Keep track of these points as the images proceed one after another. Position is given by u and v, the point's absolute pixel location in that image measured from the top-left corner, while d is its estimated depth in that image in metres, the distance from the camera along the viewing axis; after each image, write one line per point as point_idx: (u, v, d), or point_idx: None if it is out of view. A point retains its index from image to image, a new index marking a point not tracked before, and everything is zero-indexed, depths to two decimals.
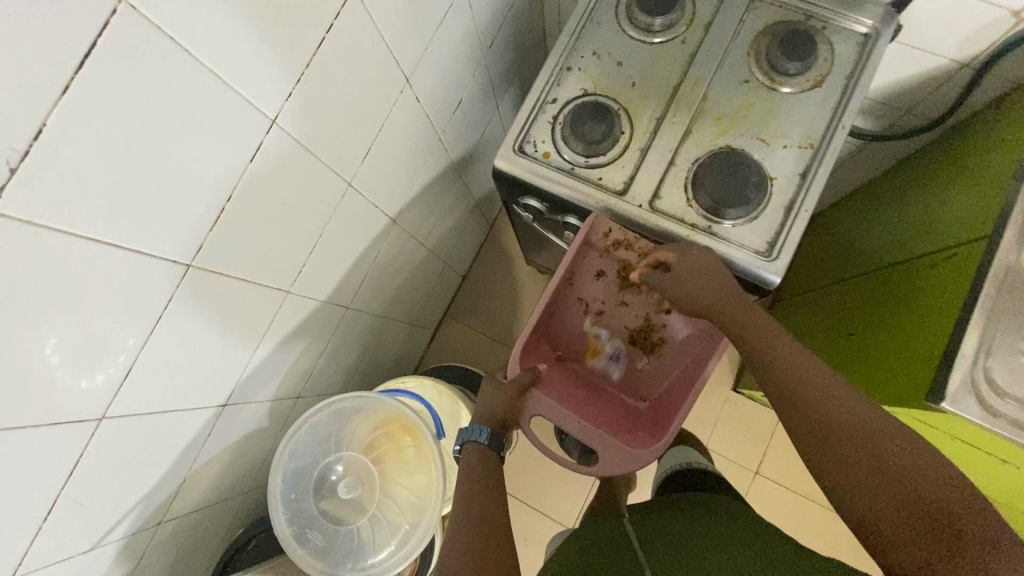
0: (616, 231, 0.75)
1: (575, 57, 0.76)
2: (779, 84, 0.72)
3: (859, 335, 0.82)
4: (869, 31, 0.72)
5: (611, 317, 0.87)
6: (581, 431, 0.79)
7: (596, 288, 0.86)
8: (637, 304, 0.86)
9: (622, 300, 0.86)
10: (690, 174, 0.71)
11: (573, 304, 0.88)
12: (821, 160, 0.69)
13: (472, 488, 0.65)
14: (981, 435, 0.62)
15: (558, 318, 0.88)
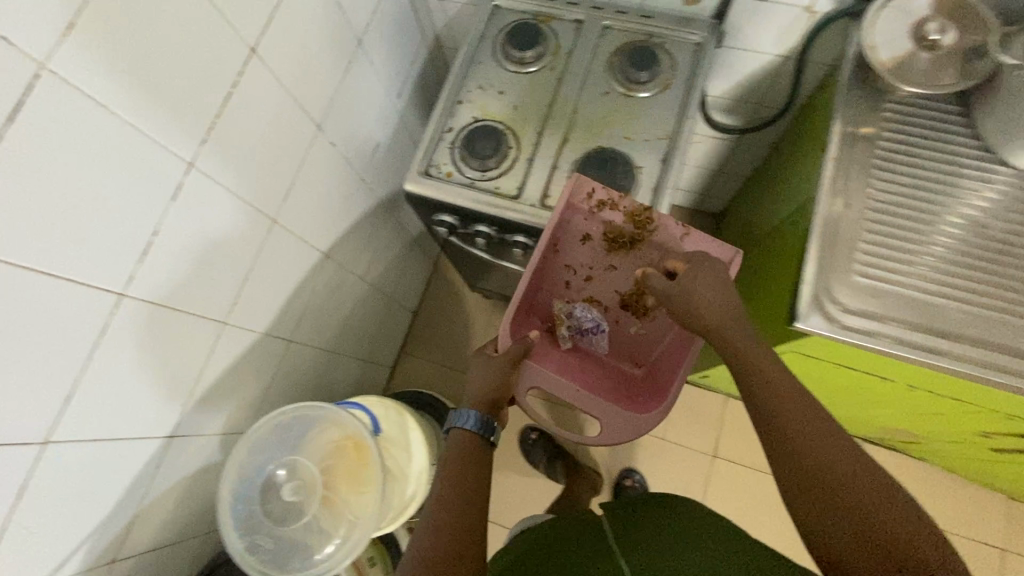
0: (598, 190, 0.77)
1: (464, 92, 0.89)
2: (635, 91, 0.85)
3: (753, 296, 0.92)
4: (700, 40, 0.86)
5: (599, 283, 0.90)
6: (581, 399, 0.79)
7: (584, 254, 0.88)
8: (628, 266, 0.88)
9: (610, 265, 0.89)
10: (572, 173, 0.82)
11: (561, 271, 0.90)
12: (676, 146, 0.81)
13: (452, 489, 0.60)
14: (844, 349, 0.71)
15: (547, 287, 0.91)
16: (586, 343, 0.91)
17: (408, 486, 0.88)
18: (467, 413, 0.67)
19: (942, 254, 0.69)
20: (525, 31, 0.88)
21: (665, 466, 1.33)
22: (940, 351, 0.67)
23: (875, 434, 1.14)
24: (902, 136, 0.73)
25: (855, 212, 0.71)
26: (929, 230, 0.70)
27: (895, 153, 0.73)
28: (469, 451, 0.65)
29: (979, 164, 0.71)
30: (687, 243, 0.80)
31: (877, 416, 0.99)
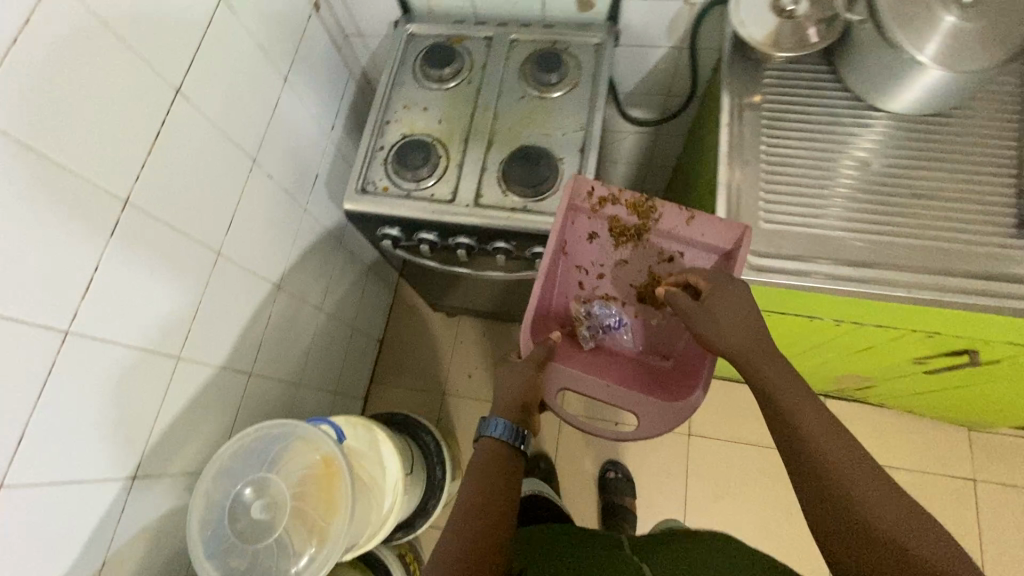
0: (597, 186, 0.78)
1: (390, 113, 0.95)
2: (548, 92, 0.92)
3: None
4: (599, 41, 0.95)
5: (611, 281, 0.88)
6: (611, 395, 0.78)
7: (592, 253, 0.86)
8: (640, 258, 0.85)
9: (620, 259, 0.86)
10: (499, 171, 0.88)
11: (572, 274, 0.88)
12: (591, 136, 0.88)
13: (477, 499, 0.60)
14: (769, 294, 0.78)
15: (558, 291, 0.88)
16: (612, 341, 0.88)
17: (384, 497, 0.89)
18: (497, 422, 0.67)
19: (838, 194, 0.77)
20: (440, 53, 0.95)
21: (644, 452, 1.36)
22: (846, 278, 0.74)
23: (830, 386, 1.20)
24: (784, 99, 0.82)
25: (754, 169, 0.79)
26: (824, 175, 0.78)
27: (782, 113, 0.81)
28: (503, 462, 0.64)
29: (853, 111, 0.80)
30: (693, 227, 0.76)
31: (824, 364, 1.05)
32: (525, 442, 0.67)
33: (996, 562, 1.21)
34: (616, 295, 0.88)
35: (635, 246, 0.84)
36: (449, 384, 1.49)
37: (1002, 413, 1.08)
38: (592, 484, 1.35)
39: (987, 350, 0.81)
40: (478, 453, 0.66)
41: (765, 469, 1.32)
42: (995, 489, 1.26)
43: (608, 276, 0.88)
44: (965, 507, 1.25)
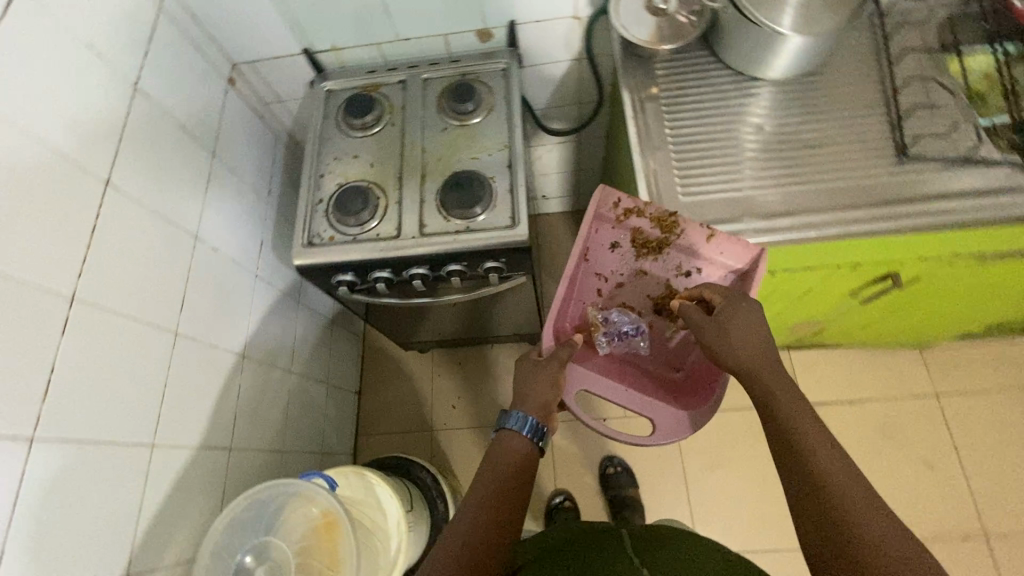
0: (622, 199, 0.84)
1: (323, 167, 0.98)
2: (468, 119, 0.97)
3: None
4: (505, 65, 1.02)
5: (629, 288, 0.95)
6: (625, 397, 0.88)
7: (613, 263, 0.93)
8: (657, 271, 0.92)
9: (639, 270, 0.93)
10: (437, 200, 0.91)
11: (592, 280, 0.95)
12: (515, 150, 0.93)
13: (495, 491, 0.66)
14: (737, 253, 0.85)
15: (579, 294, 0.95)
16: (625, 346, 0.95)
17: (389, 538, 0.88)
18: (521, 417, 0.73)
19: (744, 159, 0.85)
20: (359, 102, 0.99)
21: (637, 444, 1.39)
22: (768, 231, 0.81)
23: (788, 338, 1.27)
24: (678, 85, 0.90)
25: (666, 153, 0.86)
26: (729, 145, 0.86)
27: (680, 98, 0.89)
28: (525, 457, 0.71)
29: (739, 84, 0.89)
30: (711, 246, 0.83)
31: (777, 318, 1.11)
32: (544, 440, 0.74)
33: (973, 465, 1.29)
34: (632, 304, 0.96)
35: (654, 257, 0.91)
36: (436, 420, 1.49)
37: (941, 327, 1.17)
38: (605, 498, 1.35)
39: (907, 270, 0.88)
40: (501, 447, 0.71)
41: (752, 431, 1.37)
42: (957, 399, 1.35)
43: (626, 284, 0.95)
44: (934, 422, 1.33)
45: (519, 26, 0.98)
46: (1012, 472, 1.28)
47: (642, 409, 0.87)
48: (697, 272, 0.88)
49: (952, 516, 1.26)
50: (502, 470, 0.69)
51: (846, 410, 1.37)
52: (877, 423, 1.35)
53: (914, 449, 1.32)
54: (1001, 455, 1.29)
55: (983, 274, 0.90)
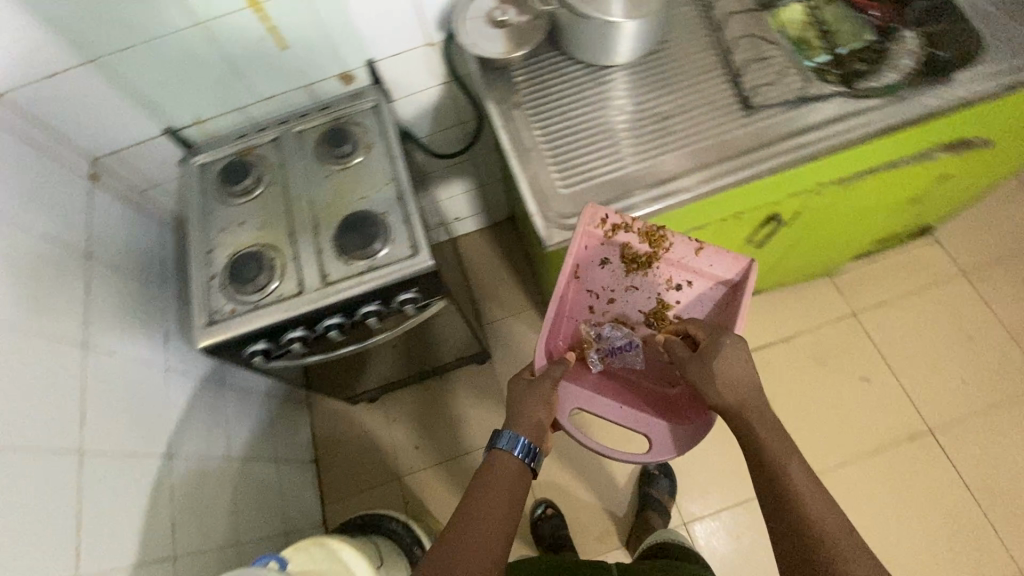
0: (610, 215, 0.83)
1: (211, 241, 0.95)
2: (348, 161, 0.97)
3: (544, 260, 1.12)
4: (374, 102, 1.03)
5: (620, 301, 0.94)
6: (622, 415, 0.85)
7: (603, 278, 0.93)
8: (649, 285, 0.92)
9: (631, 285, 0.93)
10: (335, 246, 0.90)
11: (583, 297, 0.94)
12: (401, 181, 0.94)
13: (493, 521, 0.69)
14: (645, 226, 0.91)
15: (570, 310, 0.95)
16: (620, 362, 0.93)
17: None
18: (515, 441, 0.75)
19: (619, 139, 0.89)
20: (234, 168, 0.97)
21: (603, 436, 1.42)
22: (656, 198, 0.86)
23: None
24: (537, 87, 0.94)
25: (543, 150, 0.90)
26: (602, 131, 0.90)
27: (543, 98, 0.93)
28: (513, 475, 0.74)
29: (593, 75, 0.94)
30: (700, 257, 0.87)
31: None
32: (536, 459, 0.77)
33: (904, 369, 1.39)
34: (626, 320, 0.94)
35: (644, 273, 0.91)
36: (404, 466, 1.45)
37: (838, 251, 1.26)
38: (632, 509, 1.36)
39: (783, 210, 0.96)
40: (494, 466, 0.75)
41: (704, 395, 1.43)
42: (875, 313, 1.45)
43: (619, 300, 0.94)
44: (862, 339, 1.43)
45: (378, 63, 1.00)
46: (936, 366, 1.39)
47: (640, 428, 0.85)
48: (688, 284, 0.90)
49: (898, 422, 1.34)
50: (488, 490, 0.72)
51: (783, 349, 1.44)
52: (813, 353, 1.43)
53: (850, 368, 1.40)
54: (923, 354, 1.40)
55: (851, 197, 0.98)
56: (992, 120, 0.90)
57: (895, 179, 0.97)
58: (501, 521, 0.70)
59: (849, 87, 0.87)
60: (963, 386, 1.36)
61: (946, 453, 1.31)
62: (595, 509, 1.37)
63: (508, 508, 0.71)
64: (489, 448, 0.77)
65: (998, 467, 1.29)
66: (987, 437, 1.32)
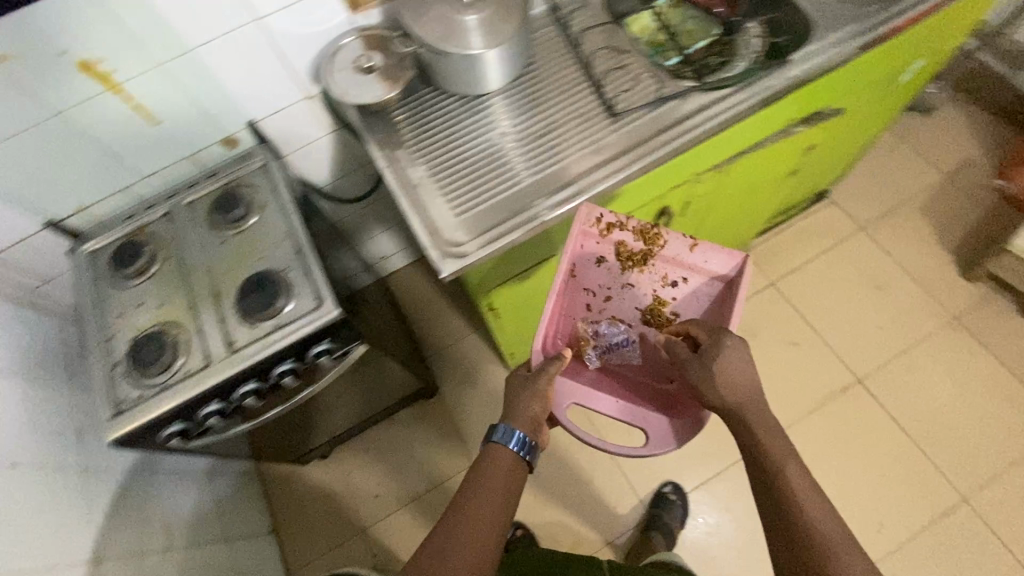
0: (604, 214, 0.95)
1: (110, 329, 0.92)
2: (242, 225, 0.97)
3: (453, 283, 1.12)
4: (261, 162, 1.03)
5: (617, 299, 1.03)
6: (620, 409, 0.95)
7: (601, 276, 1.03)
8: (645, 283, 1.03)
9: (627, 283, 1.03)
10: (238, 313, 0.89)
11: (581, 295, 1.04)
12: (297, 236, 0.93)
13: (489, 515, 0.74)
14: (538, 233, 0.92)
15: (568, 306, 1.04)
16: (618, 358, 1.01)
17: None
18: (513, 436, 0.81)
19: (509, 156, 0.92)
20: (125, 251, 0.95)
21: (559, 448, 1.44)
22: (555, 204, 0.87)
23: None
24: (413, 122, 0.95)
25: (433, 180, 0.90)
26: (490, 151, 0.92)
27: (424, 132, 0.94)
28: (508, 466, 0.79)
29: (469, 104, 0.97)
30: (694, 254, 0.98)
31: None
32: (530, 453, 0.82)
33: (827, 327, 1.46)
34: (622, 317, 1.03)
35: (641, 270, 1.02)
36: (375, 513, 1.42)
37: (741, 229, 1.33)
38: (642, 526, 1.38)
39: (671, 203, 1.04)
40: (489, 458, 0.80)
41: None
42: (792, 279, 1.53)
43: (615, 298, 1.04)
44: (784, 306, 1.49)
45: (260, 122, 1.01)
46: (854, 318, 1.47)
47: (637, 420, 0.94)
48: (684, 281, 1.01)
49: (828, 378, 1.41)
50: (485, 480, 0.78)
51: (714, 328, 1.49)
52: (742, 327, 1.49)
53: (778, 335, 1.47)
54: (839, 311, 1.48)
55: (729, 181, 1.06)
56: (836, 90, 0.98)
57: (768, 156, 1.04)
58: (495, 516, 0.74)
59: (701, 81, 0.92)
60: (881, 333, 1.44)
61: (877, 400, 1.38)
62: (564, 521, 1.40)
63: (504, 497, 0.77)
64: (489, 440, 0.82)
65: (924, 403, 1.37)
66: (911, 377, 1.40)
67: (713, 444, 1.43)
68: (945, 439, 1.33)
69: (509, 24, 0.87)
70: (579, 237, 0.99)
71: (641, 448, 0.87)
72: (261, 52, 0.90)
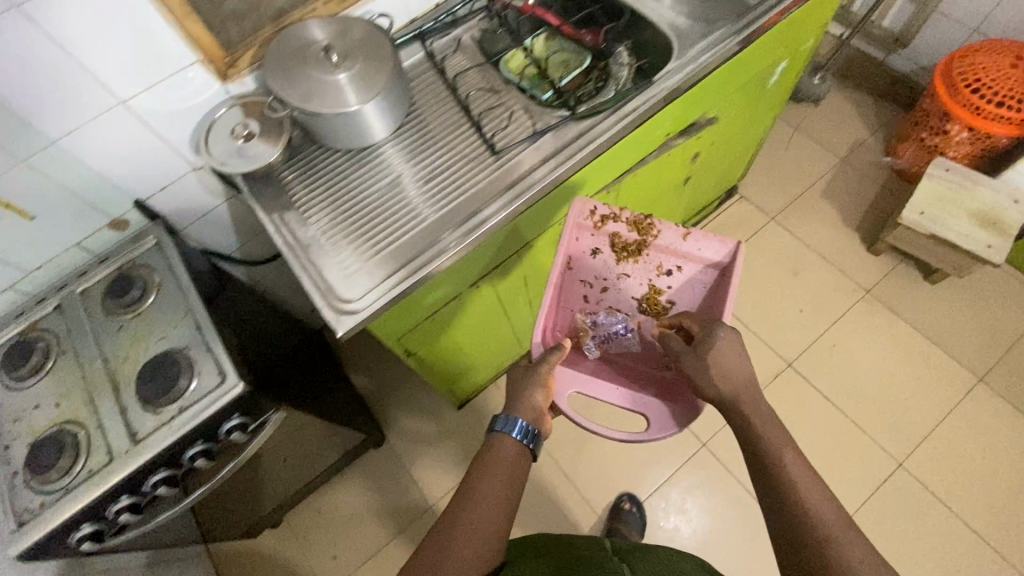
0: (597, 208, 1.00)
1: (5, 438, 0.88)
2: (139, 307, 0.94)
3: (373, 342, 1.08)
4: (155, 239, 1.01)
5: (613, 288, 1.12)
6: (620, 395, 1.03)
7: (597, 267, 1.10)
8: (639, 274, 1.10)
9: (623, 274, 1.10)
10: (140, 400, 0.86)
11: (579, 288, 1.14)
12: (196, 312, 0.92)
13: (498, 510, 0.74)
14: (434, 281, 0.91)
15: (567, 297, 1.15)
16: (616, 345, 1.11)
17: None
18: (518, 425, 0.82)
19: (407, 200, 0.92)
20: (15, 353, 0.91)
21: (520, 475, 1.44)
22: (462, 234, 0.88)
23: None
24: (298, 183, 0.94)
25: (335, 233, 0.89)
26: (387, 198, 0.93)
27: (313, 190, 0.94)
28: (510, 454, 0.81)
29: (355, 158, 0.97)
30: (688, 243, 1.02)
31: (517, 310, 1.25)
32: (534, 441, 0.83)
33: (755, 316, 1.52)
34: (619, 306, 1.13)
35: (636, 260, 1.08)
36: (359, 556, 1.43)
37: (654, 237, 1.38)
38: None
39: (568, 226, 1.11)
40: (493, 446, 0.81)
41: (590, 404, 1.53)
42: None
43: (611, 288, 1.13)
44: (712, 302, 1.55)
45: (148, 201, 0.99)
46: (778, 304, 1.53)
47: (637, 407, 0.99)
48: (678, 269, 1.06)
49: (763, 365, 1.46)
50: (491, 468, 0.78)
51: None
52: None
53: None
54: (762, 299, 1.54)
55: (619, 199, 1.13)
56: (705, 98, 1.04)
57: (653, 168, 1.10)
58: (504, 511, 0.74)
59: (571, 112, 0.95)
60: (805, 315, 1.51)
61: (809, 380, 1.44)
62: None
63: (508, 484, 0.77)
64: (496, 426, 0.83)
65: (854, 376, 1.42)
66: (838, 353, 1.45)
67: (664, 447, 1.46)
68: (879, 408, 1.38)
69: (380, 75, 0.88)
70: (574, 230, 1.04)
71: (642, 435, 0.89)
72: (134, 132, 0.89)
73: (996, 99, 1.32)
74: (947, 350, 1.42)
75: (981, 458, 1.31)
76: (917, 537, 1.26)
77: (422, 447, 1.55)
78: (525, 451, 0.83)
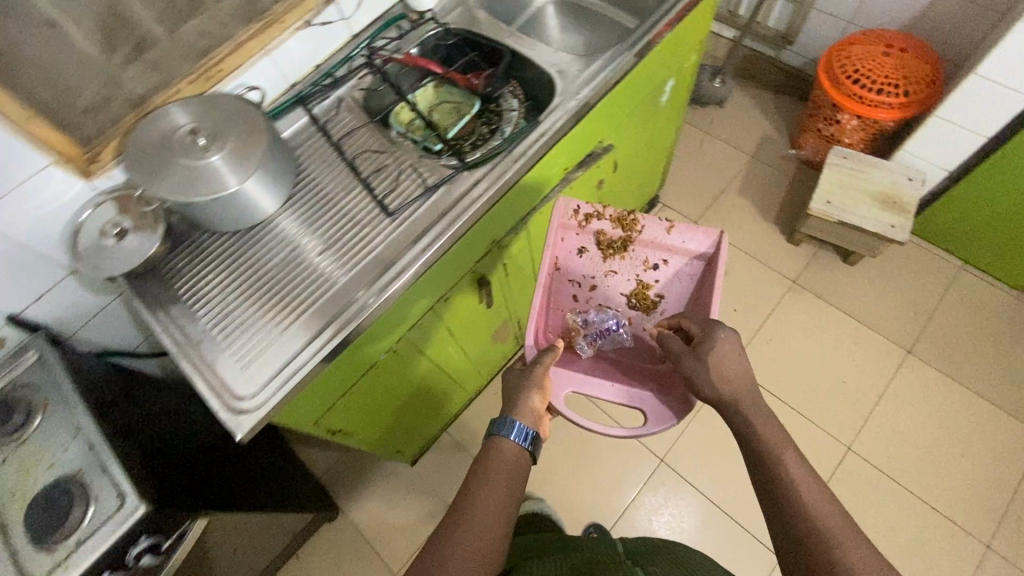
0: (580, 206, 1.02)
1: None
2: (25, 432, 0.85)
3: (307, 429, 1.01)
4: (37, 353, 0.92)
5: (600, 286, 1.13)
6: (615, 391, 1.00)
7: (584, 266, 1.12)
8: (626, 270, 1.11)
9: (610, 270, 1.12)
10: (31, 539, 0.78)
11: (568, 287, 1.14)
12: (91, 428, 0.84)
13: (495, 511, 0.75)
14: (343, 361, 0.87)
15: (556, 298, 1.15)
16: (609, 342, 1.11)
17: None
18: (519, 428, 0.84)
19: (310, 270, 0.88)
20: None
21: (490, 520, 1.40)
22: (375, 293, 0.84)
23: (498, 350, 1.42)
24: (185, 275, 0.88)
25: (233, 323, 0.84)
26: (289, 271, 0.88)
27: (203, 280, 0.88)
28: (512, 457, 0.82)
29: (244, 239, 0.92)
30: (672, 235, 1.05)
31: (451, 363, 1.22)
32: (534, 444, 0.85)
33: None
34: (609, 304, 1.14)
35: (622, 257, 1.10)
36: None
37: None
38: None
39: (487, 275, 1.08)
40: (494, 450, 0.83)
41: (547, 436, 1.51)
42: None
43: (600, 286, 1.14)
44: None
45: (23, 313, 0.91)
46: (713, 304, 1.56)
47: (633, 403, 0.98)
48: (664, 263, 1.09)
49: None
50: (492, 473, 0.80)
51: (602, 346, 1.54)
52: None
53: None
54: None
55: (530, 239, 1.13)
56: (598, 127, 1.05)
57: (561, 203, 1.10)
58: (502, 511, 0.76)
59: (461, 162, 0.92)
60: (740, 313, 1.53)
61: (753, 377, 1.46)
62: None
63: (509, 486, 0.79)
64: (496, 431, 0.85)
65: (794, 365, 1.45)
66: (776, 345, 1.48)
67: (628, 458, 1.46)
68: (822, 393, 1.41)
69: (256, 150, 0.84)
70: (560, 230, 1.07)
71: (643, 430, 0.90)
72: None
73: (876, 87, 1.40)
74: (874, 328, 1.47)
75: (923, 428, 1.35)
76: (879, 516, 1.28)
77: (380, 509, 1.49)
78: (524, 453, 0.85)
